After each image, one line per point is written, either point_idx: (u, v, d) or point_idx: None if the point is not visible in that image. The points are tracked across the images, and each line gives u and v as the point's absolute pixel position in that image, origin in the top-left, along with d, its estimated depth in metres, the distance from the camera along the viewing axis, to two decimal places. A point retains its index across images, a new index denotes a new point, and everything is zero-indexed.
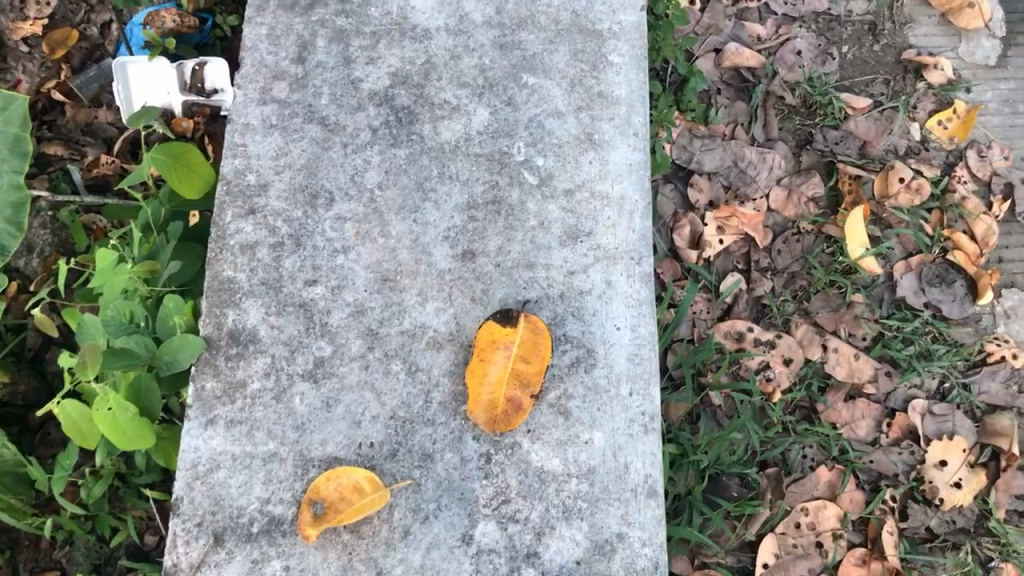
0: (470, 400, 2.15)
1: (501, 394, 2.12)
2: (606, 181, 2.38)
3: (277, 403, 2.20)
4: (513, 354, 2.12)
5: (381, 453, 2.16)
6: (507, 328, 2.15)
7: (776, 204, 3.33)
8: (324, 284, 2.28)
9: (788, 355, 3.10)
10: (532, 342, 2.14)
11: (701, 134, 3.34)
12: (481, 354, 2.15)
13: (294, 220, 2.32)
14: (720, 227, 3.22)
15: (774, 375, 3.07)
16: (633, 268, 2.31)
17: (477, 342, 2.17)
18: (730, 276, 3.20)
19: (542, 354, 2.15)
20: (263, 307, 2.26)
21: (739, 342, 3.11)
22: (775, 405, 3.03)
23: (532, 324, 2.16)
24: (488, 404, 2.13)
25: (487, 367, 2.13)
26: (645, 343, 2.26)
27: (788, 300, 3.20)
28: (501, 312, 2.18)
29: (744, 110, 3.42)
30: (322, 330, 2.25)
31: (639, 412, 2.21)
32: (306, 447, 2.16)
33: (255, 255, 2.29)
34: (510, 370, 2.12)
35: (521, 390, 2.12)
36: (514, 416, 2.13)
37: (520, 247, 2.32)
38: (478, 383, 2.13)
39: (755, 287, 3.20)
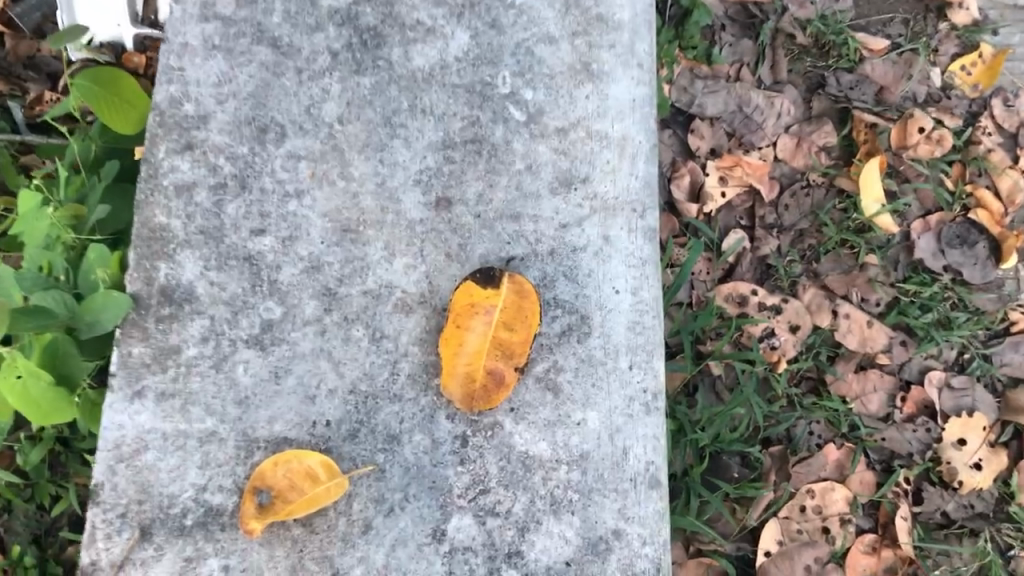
0: (443, 372, 1.84)
1: (480, 367, 1.81)
2: (605, 120, 2.05)
3: (217, 374, 1.87)
4: (494, 322, 1.80)
5: (338, 435, 1.85)
6: (488, 290, 1.82)
7: (783, 152, 3.02)
8: (273, 235, 1.94)
9: (795, 320, 2.81)
10: (518, 307, 1.82)
11: (703, 75, 3.02)
12: (456, 320, 1.82)
13: (239, 158, 1.97)
14: (723, 178, 2.91)
15: (779, 343, 2.78)
16: (636, 221, 2.00)
17: (453, 305, 1.84)
18: (733, 233, 2.87)
19: (528, 321, 1.83)
20: (200, 260, 1.91)
21: (742, 307, 2.80)
22: (779, 376, 2.73)
23: (518, 284, 1.83)
24: (465, 377, 1.83)
25: (464, 335, 1.80)
26: (648, 310, 1.96)
27: (795, 261, 2.89)
28: (481, 268, 1.84)
29: (751, 47, 3.07)
30: (269, 289, 1.91)
31: (639, 389, 1.93)
32: (250, 425, 1.84)
33: (193, 199, 1.94)
34: (491, 340, 1.80)
35: (502, 363, 1.82)
36: (494, 391, 1.83)
37: (504, 194, 1.99)
38: (453, 353, 1.82)
39: (760, 246, 2.89)
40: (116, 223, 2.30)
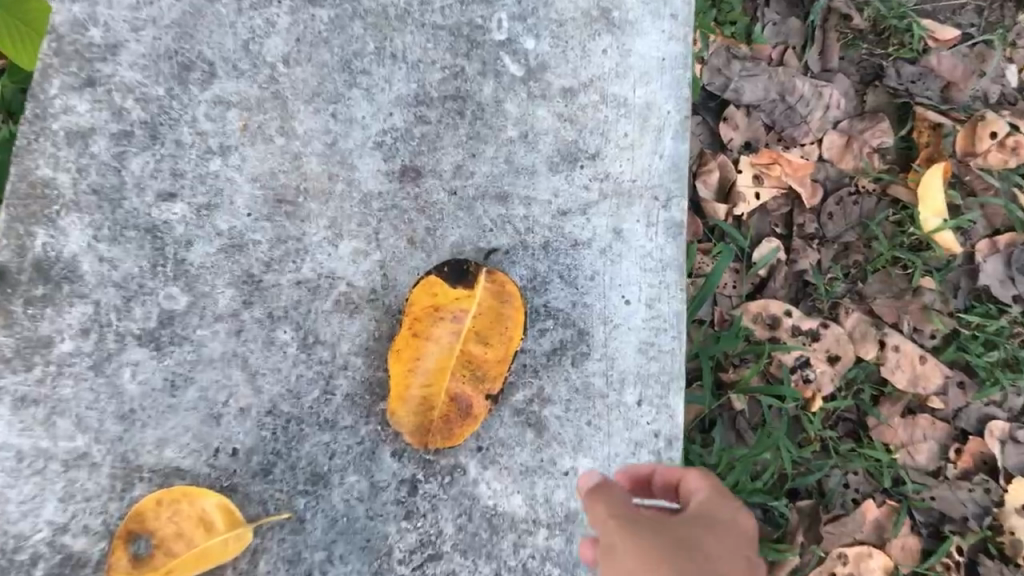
0: (392, 396, 1.39)
1: (441, 390, 1.37)
2: (625, 82, 1.59)
3: (95, 378, 1.42)
4: (464, 331, 1.36)
5: (246, 470, 1.40)
6: (457, 290, 1.39)
7: (830, 152, 2.54)
8: (186, 200, 1.50)
9: (834, 351, 2.35)
10: (496, 314, 1.39)
11: (745, 58, 2.53)
12: (413, 327, 1.38)
13: (151, 101, 1.52)
14: (758, 176, 2.46)
15: (814, 376, 2.33)
16: (656, 212, 1.53)
17: (409, 308, 1.40)
18: (766, 242, 2.43)
19: (507, 333, 1.39)
20: (89, 228, 1.47)
21: (773, 332, 2.34)
22: (813, 415, 2.30)
23: (498, 286, 1.40)
24: (420, 404, 1.38)
25: (423, 347, 1.37)
26: (666, 329, 1.50)
27: (838, 279, 2.43)
28: (449, 262, 1.41)
29: (799, 28, 2.60)
30: (175, 271, 1.47)
31: (648, 432, 1.47)
32: (132, 449, 1.39)
33: (88, 149, 1.49)
34: (458, 355, 1.36)
35: (471, 386, 1.38)
36: (457, 425, 1.39)
37: (489, 168, 1.54)
38: (406, 371, 1.37)
39: (796, 261, 2.44)
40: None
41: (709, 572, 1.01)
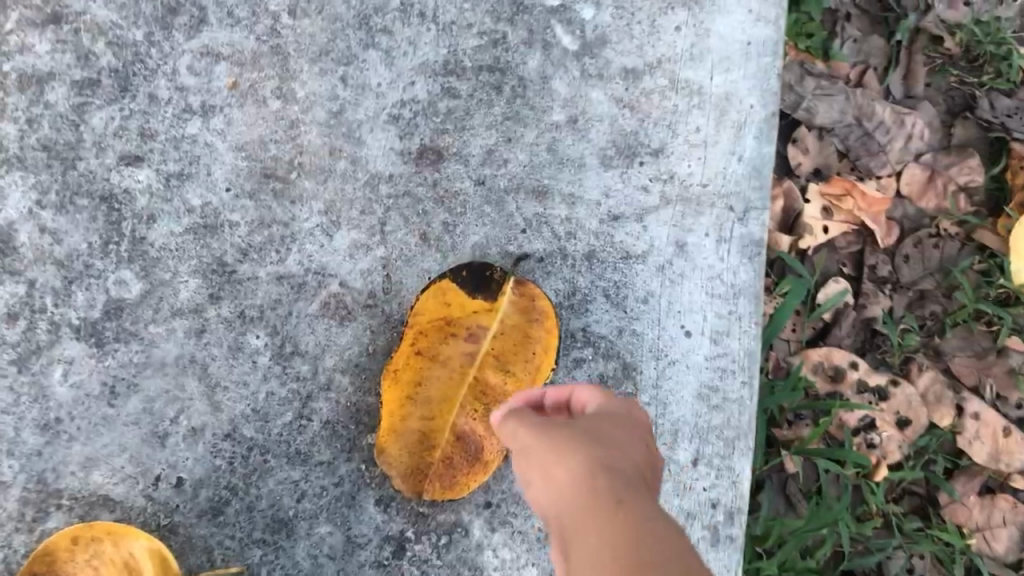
0: (381, 426, 1.10)
1: (445, 425, 1.08)
2: (701, 66, 1.27)
3: (17, 376, 1.13)
4: (482, 354, 1.08)
5: (192, 508, 1.12)
6: (475, 301, 1.09)
7: (910, 189, 1.73)
8: (152, 166, 1.20)
9: (906, 413, 1.67)
10: (522, 338, 1.08)
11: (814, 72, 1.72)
12: (417, 345, 1.09)
13: (126, 47, 1.22)
14: (826, 207, 1.71)
15: (880, 442, 1.66)
16: (729, 226, 1.23)
17: (413, 318, 1.10)
18: (833, 280, 1.70)
19: (532, 363, 1.09)
20: (33, 191, 1.18)
21: (834, 385, 1.67)
22: (876, 487, 1.65)
23: (527, 302, 1.09)
24: (419, 444, 1.09)
25: (428, 369, 1.08)
26: (733, 372, 1.20)
27: (912, 329, 1.70)
28: (469, 266, 1.10)
29: (882, 44, 1.76)
30: (130, 252, 1.18)
31: (703, 501, 1.17)
32: (51, 468, 1.12)
33: (43, 97, 1.20)
34: (471, 383, 1.08)
35: (482, 425, 1.08)
36: (460, 471, 1.10)
37: (526, 157, 1.24)
38: (404, 397, 1.09)
39: (866, 306, 1.71)
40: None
41: (630, 460, 0.75)
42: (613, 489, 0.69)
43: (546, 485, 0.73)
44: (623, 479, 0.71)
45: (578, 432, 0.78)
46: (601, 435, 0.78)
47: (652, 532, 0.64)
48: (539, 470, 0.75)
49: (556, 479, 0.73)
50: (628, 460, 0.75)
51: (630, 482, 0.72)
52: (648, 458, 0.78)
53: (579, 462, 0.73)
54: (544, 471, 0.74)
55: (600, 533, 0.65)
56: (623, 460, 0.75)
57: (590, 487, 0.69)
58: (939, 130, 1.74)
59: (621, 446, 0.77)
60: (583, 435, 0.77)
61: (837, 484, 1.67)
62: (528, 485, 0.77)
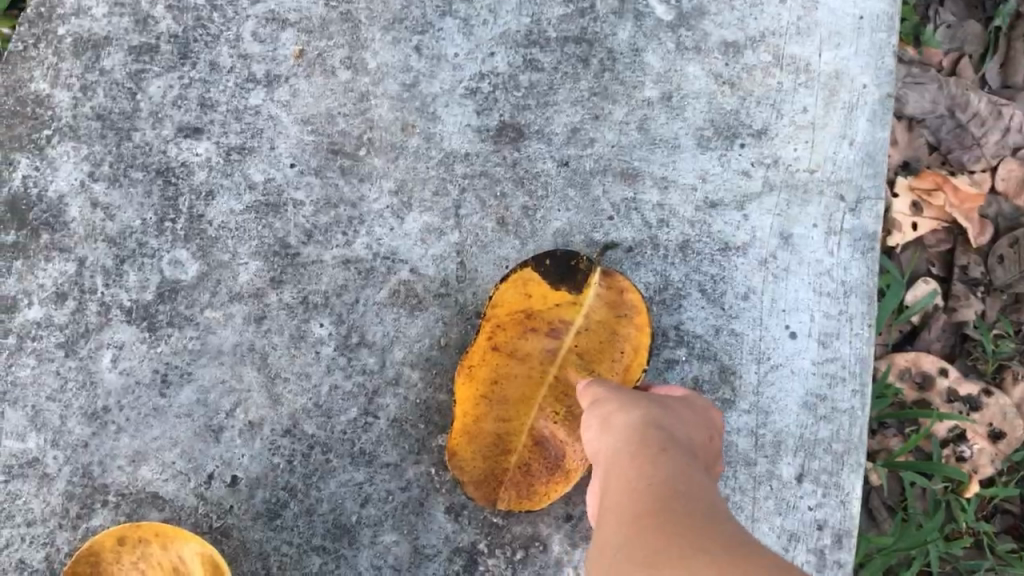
0: (454, 427, 1.00)
1: (523, 429, 0.98)
2: (809, 41, 1.16)
3: (64, 361, 1.06)
4: (563, 351, 0.98)
5: (247, 510, 1.03)
6: (558, 292, 0.98)
7: (1006, 188, 1.53)
8: (212, 138, 1.12)
9: (1000, 425, 1.46)
10: (608, 335, 0.98)
11: (903, 60, 1.55)
12: (492, 339, 0.99)
13: (187, 11, 1.14)
14: (916, 202, 1.51)
15: (970, 457, 1.45)
16: (838, 218, 1.12)
17: (491, 309, 0.99)
18: (922, 281, 1.51)
19: (618, 362, 0.98)
20: (85, 163, 1.10)
21: (921, 394, 1.47)
22: (967, 503, 1.44)
23: (615, 295, 0.98)
24: (493, 448, 0.99)
25: (506, 366, 0.98)
26: (844, 380, 1.08)
27: (1008, 335, 1.50)
28: (552, 254, 0.99)
29: (979, 29, 1.59)
30: (186, 230, 1.09)
31: (808, 522, 1.05)
32: (97, 461, 1.03)
33: (98, 63, 1.12)
34: (553, 383, 0.97)
35: (564, 430, 0.98)
36: (540, 480, 0.99)
37: (615, 136, 1.13)
38: (479, 396, 0.98)
39: (957, 309, 1.51)
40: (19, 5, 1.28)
41: (686, 428, 0.75)
42: (660, 442, 0.71)
43: (603, 435, 0.75)
44: (675, 437, 0.72)
45: (644, 396, 0.80)
46: (669, 404, 0.79)
47: (686, 481, 0.65)
48: (601, 420, 0.77)
49: (611, 428, 0.75)
50: (687, 427, 0.76)
51: (683, 444, 0.72)
52: (705, 431, 0.79)
53: (637, 417, 0.75)
54: (604, 421, 0.77)
55: (637, 480, 0.66)
56: (684, 427, 0.75)
57: (640, 441, 0.71)
58: None
59: (686, 415, 0.78)
60: (646, 398, 0.78)
61: (924, 500, 1.47)
62: (588, 435, 0.79)
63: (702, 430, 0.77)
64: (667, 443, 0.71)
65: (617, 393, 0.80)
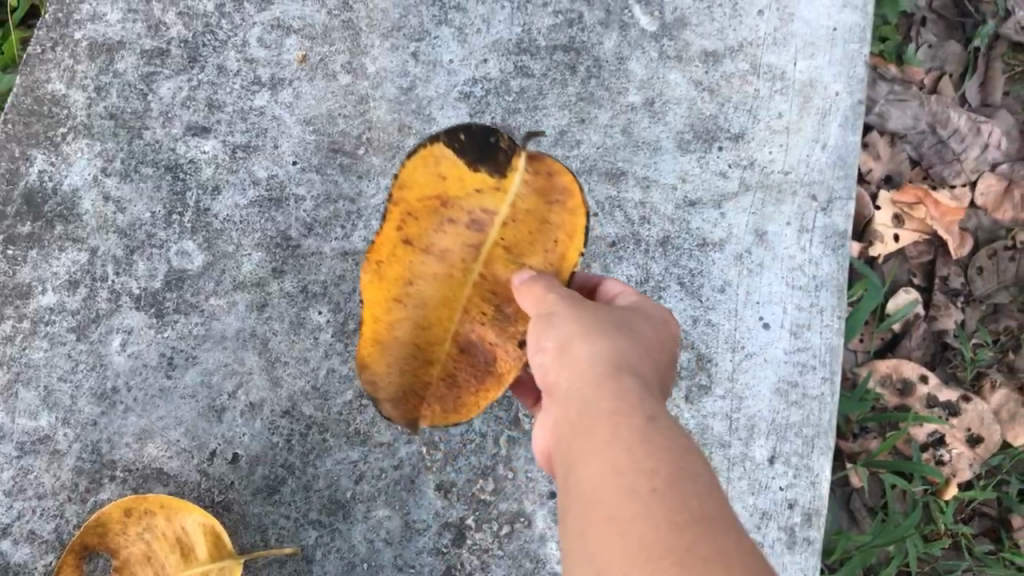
0: (365, 333, 0.89)
1: (444, 336, 0.86)
2: (784, 51, 1.23)
3: (76, 344, 1.11)
4: (486, 246, 0.82)
5: (247, 485, 1.08)
6: (477, 177, 0.81)
7: (982, 203, 1.59)
8: (219, 136, 1.18)
9: (978, 431, 1.50)
10: (538, 226, 0.82)
11: (887, 77, 1.60)
12: (402, 231, 0.84)
13: (197, 18, 1.21)
14: (898, 215, 1.56)
15: (949, 461, 1.49)
16: (812, 216, 1.18)
17: (399, 193, 0.84)
18: (903, 291, 1.56)
19: (545, 256, 0.83)
20: (98, 158, 1.16)
21: (902, 399, 1.50)
22: (946, 506, 1.47)
23: (545, 180, 0.82)
24: (405, 354, 0.88)
25: (419, 264, 0.84)
26: (816, 368, 1.14)
27: (985, 342, 1.55)
28: (469, 127, 0.81)
29: (959, 49, 1.65)
30: (193, 223, 1.15)
31: (780, 501, 1.11)
32: (106, 439, 1.09)
33: (112, 66, 1.19)
34: (476, 284, 0.84)
35: (492, 333, 0.85)
36: (466, 389, 0.88)
37: (601, 138, 1.19)
38: (392, 298, 0.86)
39: (937, 318, 1.56)
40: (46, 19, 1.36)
41: (644, 359, 0.73)
42: (630, 391, 0.68)
43: (563, 370, 0.72)
44: (640, 379, 0.70)
45: (605, 318, 0.76)
46: (628, 329, 0.76)
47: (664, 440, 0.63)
48: (558, 346, 0.74)
49: (575, 365, 0.72)
50: (651, 361, 0.73)
51: (647, 383, 0.70)
52: (661, 351, 0.77)
53: (599, 353, 0.71)
54: (565, 353, 0.73)
55: (615, 440, 0.63)
56: (642, 360, 0.73)
57: (610, 391, 0.68)
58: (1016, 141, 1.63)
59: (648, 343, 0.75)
60: (604, 321, 0.75)
61: (904, 502, 1.51)
62: (545, 362, 0.75)
63: (659, 359, 0.75)
64: (635, 390, 0.68)
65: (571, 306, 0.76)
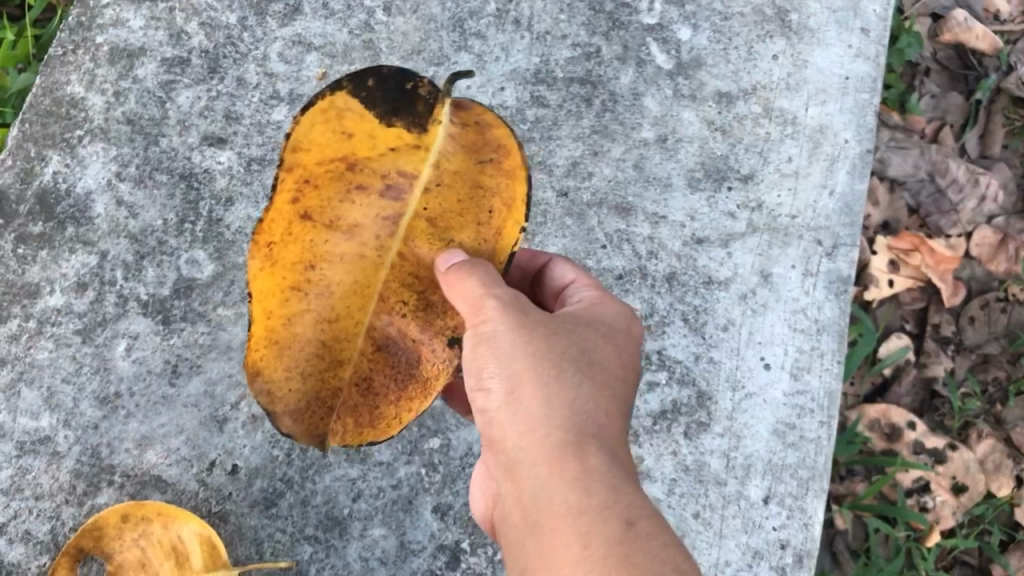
0: (255, 334, 0.79)
1: (357, 329, 0.79)
2: (797, 96, 1.25)
3: (80, 346, 1.12)
4: (407, 217, 0.76)
5: (245, 497, 1.09)
6: (393, 134, 0.75)
7: (977, 254, 1.60)
8: (236, 147, 1.19)
9: (963, 479, 1.49)
10: (467, 190, 0.77)
11: (889, 124, 1.63)
12: (299, 203, 0.75)
13: (219, 29, 1.23)
14: (893, 261, 1.58)
15: (932, 507, 1.49)
16: (816, 261, 1.19)
17: (291, 156, 0.74)
18: (895, 335, 1.58)
19: (473, 227, 0.78)
20: (113, 163, 1.17)
21: (889, 444, 1.52)
22: (928, 552, 1.47)
23: (474, 134, 0.76)
24: (308, 358, 0.80)
25: (326, 241, 0.76)
26: (813, 411, 1.15)
27: (974, 392, 1.56)
28: (377, 72, 0.75)
29: (960, 101, 1.68)
30: (205, 232, 1.16)
31: (772, 541, 1.11)
32: (106, 443, 1.09)
33: (132, 72, 1.20)
34: (395, 264, 0.78)
35: (415, 324, 0.80)
36: (388, 399, 0.82)
37: (612, 171, 1.21)
38: (291, 287, 0.77)
39: (927, 365, 1.57)
40: (63, 16, 1.36)
41: (598, 406, 0.77)
42: (592, 474, 0.73)
43: (520, 434, 0.76)
44: (598, 447, 0.75)
45: (561, 353, 0.78)
46: (584, 366, 0.78)
47: (630, 542, 0.69)
48: (512, 402, 0.77)
49: (534, 435, 0.75)
50: (608, 409, 0.77)
51: (605, 448, 0.75)
52: (618, 377, 0.80)
53: (556, 425, 0.75)
54: (522, 414, 0.76)
55: (584, 541, 0.69)
56: (597, 413, 0.76)
57: (573, 473, 0.72)
58: (1014, 195, 1.65)
59: (604, 380, 0.78)
60: (559, 361, 0.77)
61: (887, 547, 1.50)
62: (495, 411, 0.78)
63: (613, 392, 0.79)
64: (594, 469, 0.73)
65: (517, 333, 0.76)
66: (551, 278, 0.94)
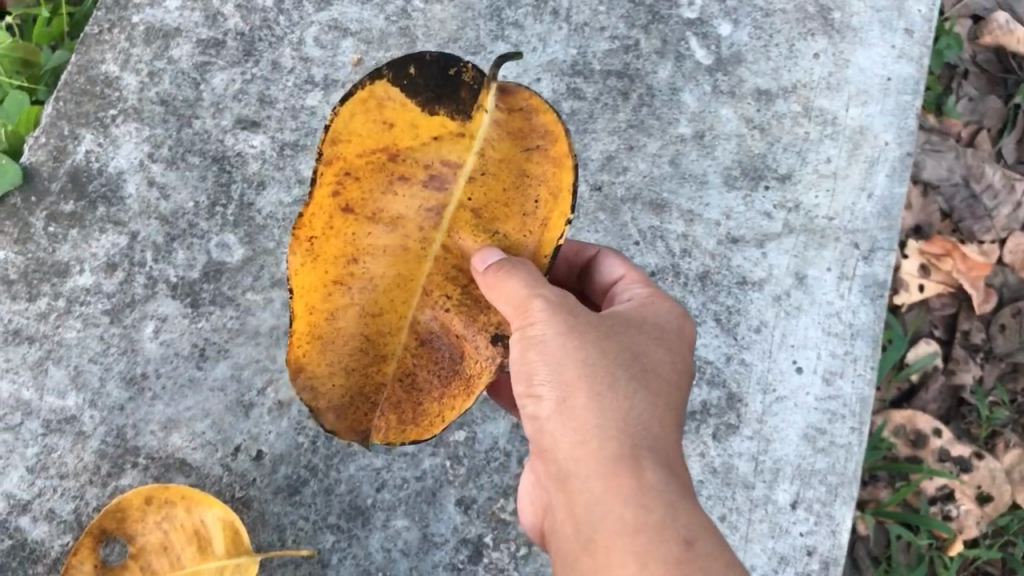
0: (298, 330, 0.79)
1: (401, 323, 0.79)
2: (838, 96, 1.23)
3: (108, 327, 1.11)
4: (451, 208, 0.76)
5: (269, 483, 1.08)
6: (436, 122, 0.73)
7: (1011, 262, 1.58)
8: (268, 131, 1.18)
9: (989, 489, 1.48)
10: (512, 179, 0.76)
11: (926, 126, 1.61)
12: (341, 197, 0.75)
13: (255, 12, 1.22)
14: (925, 265, 1.55)
15: (956, 516, 1.46)
16: (852, 264, 1.17)
17: (332, 148, 0.73)
18: (923, 342, 1.55)
19: (518, 218, 0.77)
20: (146, 143, 1.16)
21: (915, 450, 1.49)
22: (951, 562, 1.45)
23: (520, 121, 0.75)
24: (350, 352, 0.80)
25: (368, 235, 0.76)
26: (844, 417, 1.13)
27: (1004, 402, 1.54)
28: (420, 58, 0.72)
29: (1000, 105, 1.65)
30: (236, 216, 1.15)
31: (799, 547, 1.10)
32: (132, 424, 1.09)
33: (167, 52, 1.19)
34: (438, 257, 0.78)
35: (457, 318, 0.80)
36: (428, 395, 0.81)
37: (647, 166, 1.19)
38: (334, 281, 0.78)
39: (955, 372, 1.55)
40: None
41: (652, 416, 0.75)
42: (647, 489, 0.71)
43: (573, 445, 0.75)
44: (653, 460, 0.73)
45: (612, 360, 0.76)
46: (637, 373, 0.77)
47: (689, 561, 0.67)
48: (565, 412, 0.75)
49: (587, 448, 0.74)
50: (663, 418, 0.76)
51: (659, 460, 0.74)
52: (670, 382, 0.79)
53: (610, 437, 0.74)
54: (574, 426, 0.75)
55: (642, 560, 0.68)
56: (650, 423, 0.75)
57: (628, 488, 0.71)
58: None
59: (659, 388, 0.77)
60: (611, 369, 0.76)
61: (909, 554, 1.46)
62: (547, 421, 0.77)
63: (666, 400, 0.77)
64: (650, 483, 0.71)
65: (565, 335, 0.76)
66: (601, 272, 0.93)
